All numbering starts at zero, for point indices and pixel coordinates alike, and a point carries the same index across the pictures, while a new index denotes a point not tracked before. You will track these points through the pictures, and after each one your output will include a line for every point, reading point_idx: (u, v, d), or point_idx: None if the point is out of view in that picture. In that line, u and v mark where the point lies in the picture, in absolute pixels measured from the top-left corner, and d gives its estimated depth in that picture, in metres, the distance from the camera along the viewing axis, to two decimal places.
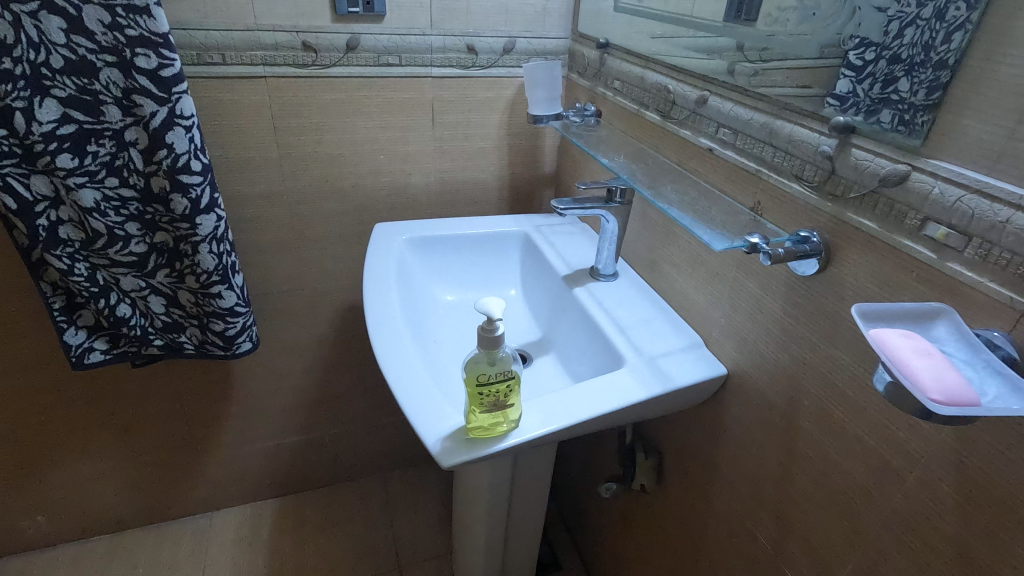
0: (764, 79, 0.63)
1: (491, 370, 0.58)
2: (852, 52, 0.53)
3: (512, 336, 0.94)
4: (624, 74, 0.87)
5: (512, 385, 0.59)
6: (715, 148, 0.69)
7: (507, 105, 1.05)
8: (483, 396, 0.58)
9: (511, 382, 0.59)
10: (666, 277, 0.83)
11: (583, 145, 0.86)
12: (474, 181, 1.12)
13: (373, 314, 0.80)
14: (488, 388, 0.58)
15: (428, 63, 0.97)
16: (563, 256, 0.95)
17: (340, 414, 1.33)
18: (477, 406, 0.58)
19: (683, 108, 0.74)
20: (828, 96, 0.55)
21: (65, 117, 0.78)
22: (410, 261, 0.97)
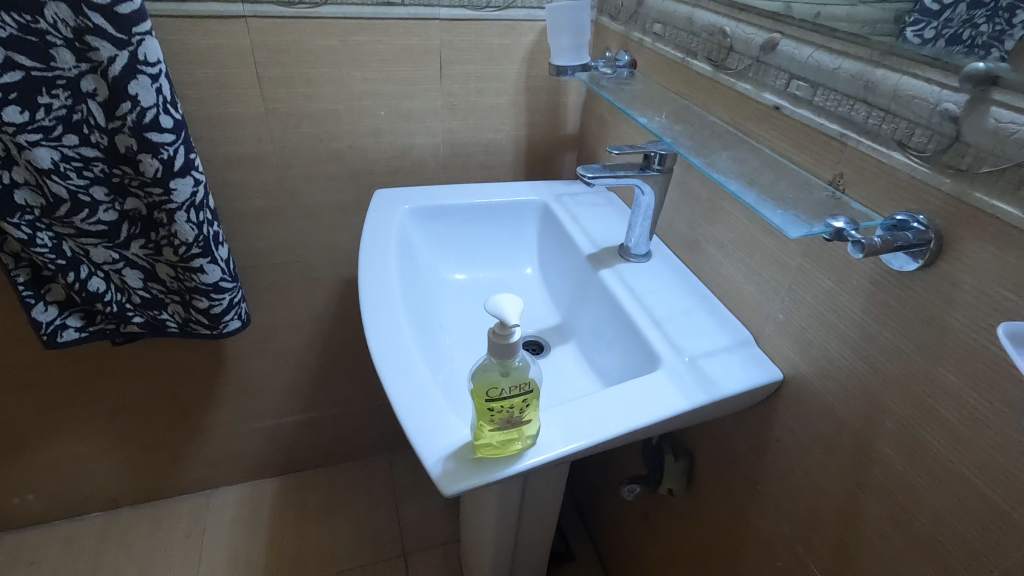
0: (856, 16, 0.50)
1: (506, 384, 0.47)
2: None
3: (527, 322, 0.83)
4: (666, 15, 0.72)
5: (530, 399, 0.48)
6: (784, 106, 0.55)
7: (527, 54, 0.92)
8: (496, 414, 0.47)
9: (529, 396, 0.48)
10: (708, 260, 0.71)
11: (615, 101, 0.72)
12: (487, 143, 0.99)
13: (369, 298, 0.69)
14: (501, 406, 0.47)
15: (436, 3, 0.84)
16: (588, 231, 0.83)
17: (342, 393, 1.25)
18: (487, 425, 0.48)
19: (742, 56, 0.60)
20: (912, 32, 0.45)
21: (9, 62, 0.67)
22: (414, 234, 0.86)
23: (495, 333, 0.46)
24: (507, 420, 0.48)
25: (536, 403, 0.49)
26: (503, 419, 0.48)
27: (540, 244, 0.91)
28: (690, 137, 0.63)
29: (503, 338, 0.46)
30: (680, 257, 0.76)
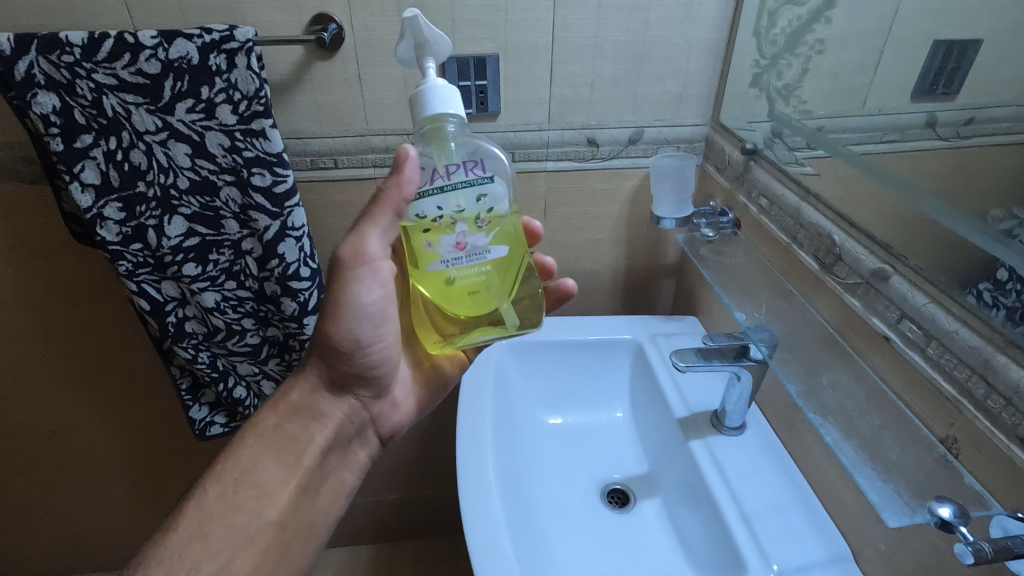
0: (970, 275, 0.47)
1: (444, 213, 0.48)
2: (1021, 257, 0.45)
3: (613, 469, 0.84)
4: (772, 193, 0.72)
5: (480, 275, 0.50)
6: (894, 341, 0.53)
7: (629, 197, 0.93)
8: (433, 227, 0.48)
9: (484, 212, 0.49)
10: (807, 448, 0.69)
11: (716, 284, 0.74)
12: (586, 272, 1.02)
13: (464, 451, 0.74)
14: (444, 212, 0.48)
15: (544, 158, 0.88)
16: (680, 386, 0.83)
17: (437, 480, 1.30)
18: (429, 256, 0.49)
19: (851, 270, 0.58)
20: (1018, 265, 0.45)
21: (190, 231, 0.80)
22: (509, 370, 0.91)
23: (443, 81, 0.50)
24: (451, 245, 0.49)
25: (497, 218, 0.49)
26: (442, 251, 0.49)
27: (631, 386, 0.92)
28: (793, 347, 0.63)
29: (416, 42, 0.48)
30: (779, 434, 0.74)
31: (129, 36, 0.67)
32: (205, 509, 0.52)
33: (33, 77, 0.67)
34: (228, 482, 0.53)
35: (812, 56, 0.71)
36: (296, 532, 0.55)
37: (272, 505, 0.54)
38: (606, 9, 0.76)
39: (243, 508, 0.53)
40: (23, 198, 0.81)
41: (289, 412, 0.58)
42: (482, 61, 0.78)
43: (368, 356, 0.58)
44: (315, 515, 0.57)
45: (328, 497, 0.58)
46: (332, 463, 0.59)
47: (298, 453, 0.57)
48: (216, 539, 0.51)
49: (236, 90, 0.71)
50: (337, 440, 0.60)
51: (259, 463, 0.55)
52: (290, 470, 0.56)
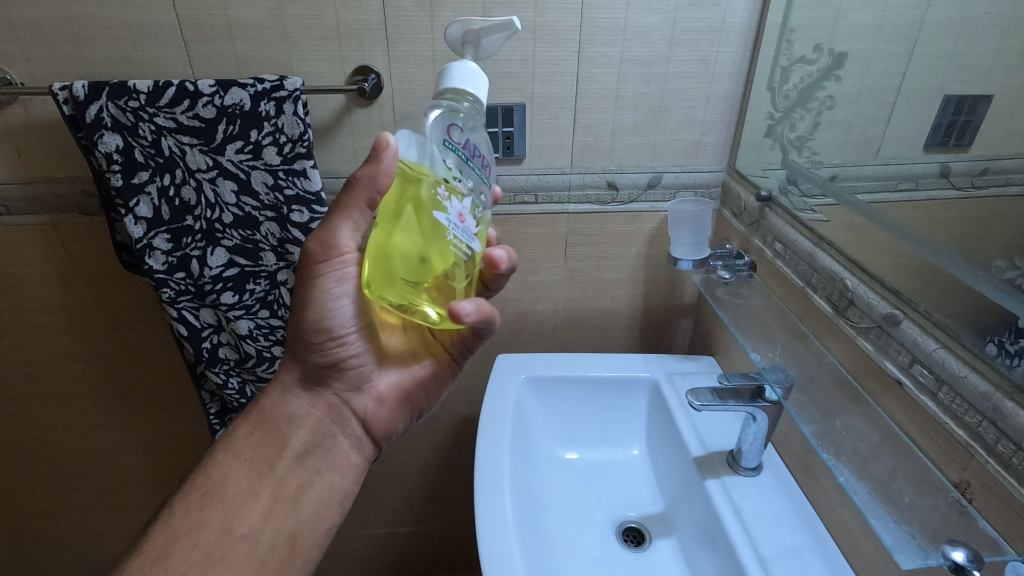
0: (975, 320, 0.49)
1: (462, 177, 0.46)
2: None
3: (630, 507, 0.85)
4: (787, 238, 0.74)
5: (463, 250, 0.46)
6: (907, 384, 0.54)
7: (647, 238, 0.97)
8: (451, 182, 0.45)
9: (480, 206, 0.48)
10: (824, 491, 0.69)
11: (732, 325, 0.76)
12: (604, 309, 1.04)
13: (483, 483, 0.76)
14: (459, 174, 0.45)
15: (565, 199, 0.92)
16: (696, 425, 0.84)
17: (450, 514, 1.30)
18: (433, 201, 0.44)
19: (864, 314, 0.60)
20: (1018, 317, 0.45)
21: (230, 262, 0.85)
22: (528, 404, 0.93)
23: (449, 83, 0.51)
24: (457, 211, 0.45)
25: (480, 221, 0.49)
26: (450, 208, 0.44)
27: (647, 424, 0.93)
28: (807, 389, 0.64)
29: (474, 25, 0.49)
30: (796, 476, 0.75)
31: (190, 84, 0.74)
32: (173, 528, 0.51)
33: (101, 119, 0.73)
34: (196, 499, 0.53)
35: (824, 111, 0.72)
36: (274, 542, 0.53)
37: (241, 518, 0.53)
38: (627, 65, 0.81)
39: (210, 523, 0.52)
40: (83, 229, 0.87)
41: (261, 419, 0.59)
42: (510, 110, 0.83)
43: (335, 351, 0.57)
44: (294, 523, 0.55)
45: (306, 504, 0.56)
46: (313, 468, 0.58)
47: (268, 458, 0.56)
48: (177, 560, 0.50)
49: (282, 133, 0.77)
50: (314, 442, 0.58)
51: (228, 474, 0.55)
52: (261, 478, 0.55)
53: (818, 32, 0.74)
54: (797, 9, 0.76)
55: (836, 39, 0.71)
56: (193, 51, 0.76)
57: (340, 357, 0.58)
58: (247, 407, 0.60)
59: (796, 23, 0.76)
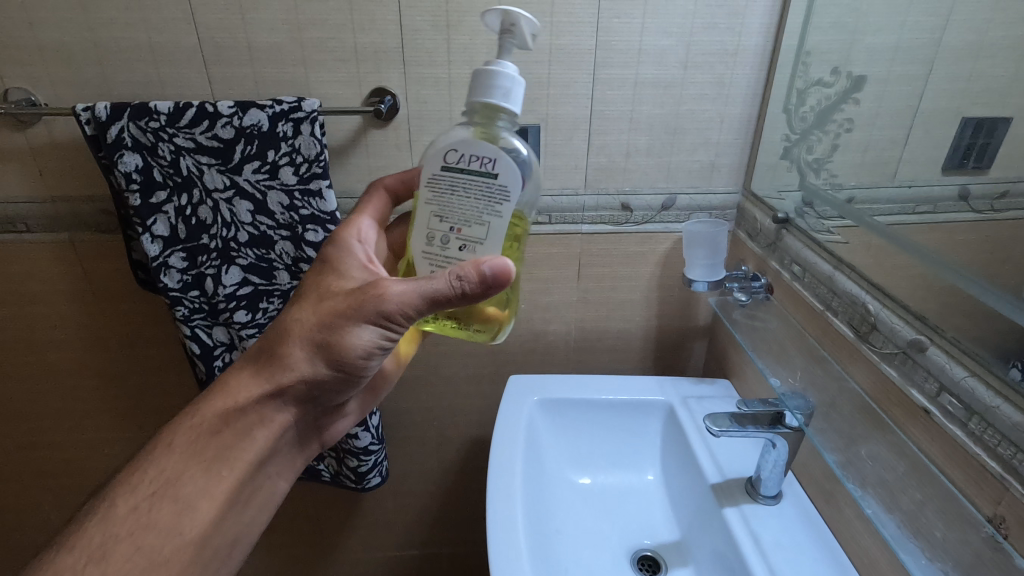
0: (1000, 346, 0.48)
1: None
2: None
3: (645, 535, 0.82)
4: (805, 261, 0.73)
5: None
6: (934, 413, 0.52)
7: (661, 259, 0.96)
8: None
9: None
10: (847, 522, 0.67)
11: (750, 348, 0.76)
12: (617, 330, 1.03)
13: (496, 507, 0.75)
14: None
15: (579, 220, 0.92)
16: (713, 451, 0.82)
17: (459, 537, 1.28)
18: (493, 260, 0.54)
19: (887, 340, 0.59)
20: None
21: (244, 280, 0.85)
22: (540, 427, 0.92)
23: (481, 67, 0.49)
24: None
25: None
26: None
27: (662, 448, 0.91)
28: (829, 416, 0.63)
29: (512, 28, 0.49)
30: (817, 505, 0.72)
31: (209, 106, 0.75)
32: (118, 524, 0.50)
33: (122, 140, 0.74)
34: (146, 494, 0.52)
35: (842, 133, 0.71)
36: (211, 545, 0.54)
37: (193, 520, 0.53)
38: (641, 86, 0.82)
39: (159, 522, 0.51)
40: (100, 246, 0.88)
41: (231, 418, 0.57)
42: (524, 131, 0.84)
43: (333, 378, 0.59)
44: (232, 525, 0.57)
45: (246, 509, 0.58)
46: (263, 471, 0.60)
47: (229, 463, 0.56)
48: (119, 561, 0.49)
49: (298, 154, 0.78)
50: (273, 446, 0.60)
51: (186, 472, 0.54)
52: (219, 480, 0.55)
53: (835, 54, 0.74)
54: (813, 33, 0.76)
55: (854, 62, 0.71)
56: (213, 72, 0.77)
57: (337, 381, 0.60)
58: (207, 400, 0.58)
59: (812, 47, 0.77)
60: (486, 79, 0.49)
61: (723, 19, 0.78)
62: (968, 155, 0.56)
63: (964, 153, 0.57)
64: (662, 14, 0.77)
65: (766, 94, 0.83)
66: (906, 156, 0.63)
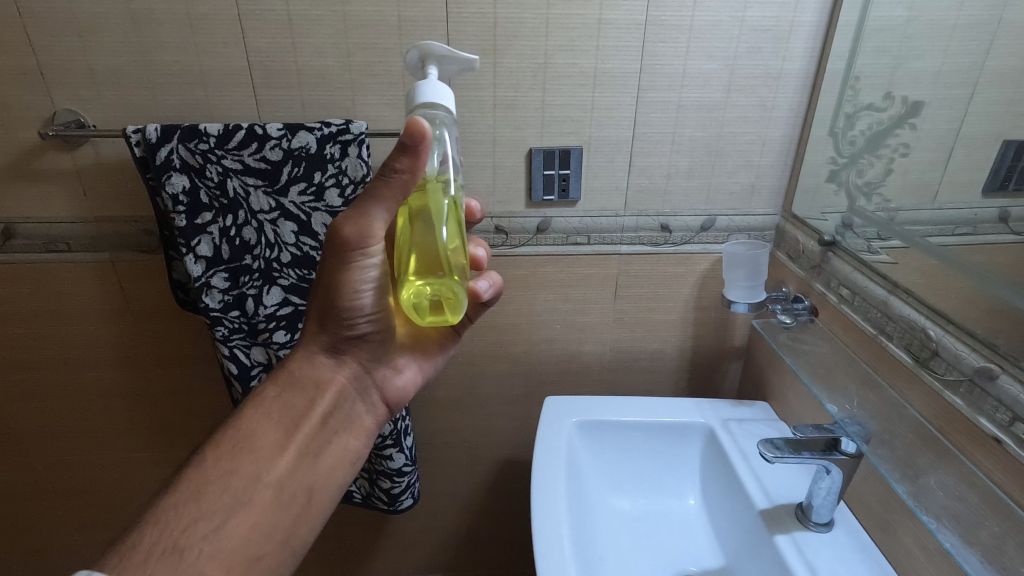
0: None
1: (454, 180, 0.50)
2: None
3: (690, 561, 0.81)
4: (854, 284, 0.73)
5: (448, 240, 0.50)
6: (1006, 441, 0.52)
7: (699, 279, 0.95)
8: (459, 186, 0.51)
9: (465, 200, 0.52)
10: (905, 551, 0.65)
11: (801, 374, 0.76)
12: (653, 351, 1.02)
13: (542, 532, 0.73)
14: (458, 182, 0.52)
15: (618, 241, 0.92)
16: (759, 476, 0.81)
17: (485, 560, 1.25)
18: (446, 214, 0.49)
19: (951, 367, 0.58)
20: None
21: (285, 301, 0.84)
22: (579, 449, 0.91)
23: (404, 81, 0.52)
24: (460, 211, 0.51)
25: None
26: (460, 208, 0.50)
27: (702, 472, 0.90)
28: (887, 443, 0.63)
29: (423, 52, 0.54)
30: (872, 534, 0.71)
31: (258, 128, 0.75)
32: (206, 473, 0.52)
33: (171, 161, 0.74)
34: (227, 449, 0.54)
35: (897, 157, 0.70)
36: (294, 496, 0.55)
37: (270, 469, 0.54)
38: (685, 109, 0.82)
39: (241, 471, 0.53)
40: (139, 266, 0.88)
41: (289, 384, 0.59)
42: (567, 153, 0.84)
43: (357, 327, 0.59)
44: (317, 481, 0.56)
45: (329, 461, 0.58)
46: (337, 426, 0.60)
47: (297, 418, 0.57)
48: (212, 500, 0.50)
49: (345, 175, 0.78)
50: (339, 405, 0.60)
51: (258, 427, 0.56)
52: (288, 435, 0.56)
53: (886, 79, 0.72)
54: (861, 57, 0.76)
55: (906, 85, 0.69)
56: (261, 95, 0.78)
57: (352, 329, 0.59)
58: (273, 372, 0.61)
59: (860, 71, 0.76)
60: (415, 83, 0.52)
61: (768, 43, 0.78)
62: (1008, 179, 0.56)
63: (1004, 177, 0.57)
64: (708, 37, 0.78)
65: (809, 118, 0.83)
66: (948, 179, 0.63)
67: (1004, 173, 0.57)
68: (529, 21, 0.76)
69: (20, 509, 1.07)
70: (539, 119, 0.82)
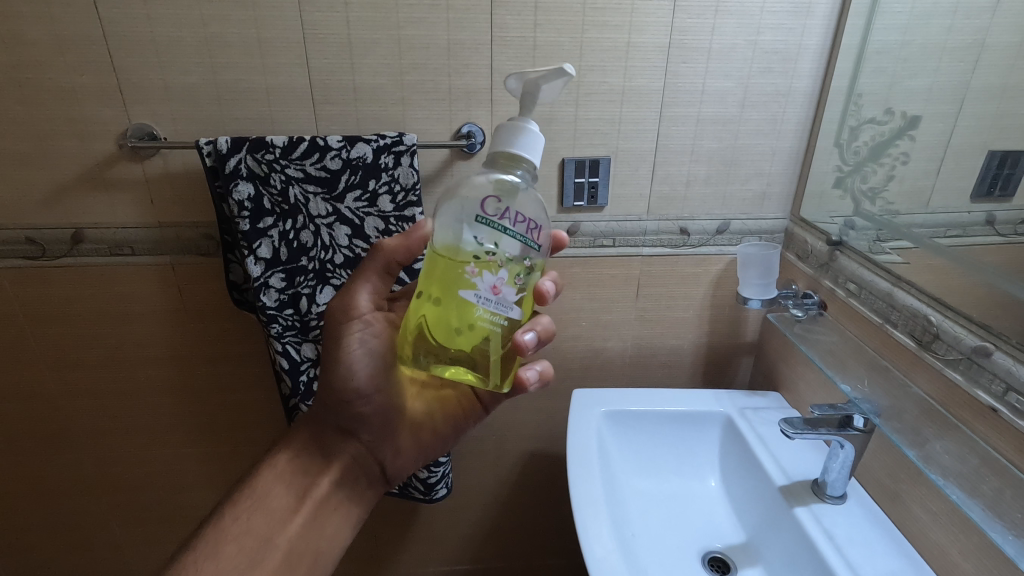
0: None
1: (497, 252, 0.49)
2: None
3: (715, 538, 0.88)
4: (860, 279, 0.81)
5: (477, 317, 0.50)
6: (1002, 410, 0.60)
7: (714, 279, 1.03)
8: (484, 258, 0.49)
9: (525, 271, 0.50)
10: (914, 518, 0.72)
11: (812, 357, 0.82)
12: (671, 346, 1.10)
13: (581, 510, 0.80)
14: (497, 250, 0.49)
15: (640, 243, 0.99)
16: (776, 457, 0.88)
17: (510, 551, 1.31)
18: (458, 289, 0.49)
19: (951, 348, 0.66)
20: None
21: None
22: (607, 436, 0.97)
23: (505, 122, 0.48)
24: (489, 285, 0.49)
25: (532, 282, 0.51)
26: (480, 284, 0.49)
27: (722, 455, 0.97)
28: (897, 417, 0.69)
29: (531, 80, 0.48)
30: (882, 506, 0.78)
31: (320, 140, 0.83)
32: (225, 532, 0.58)
33: (238, 171, 0.80)
34: (243, 507, 0.60)
35: (897, 165, 0.78)
36: (305, 552, 0.60)
37: (281, 531, 0.60)
38: (703, 123, 0.90)
39: (255, 531, 0.59)
40: (198, 270, 0.94)
41: (300, 449, 0.65)
42: (596, 162, 0.92)
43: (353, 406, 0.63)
44: (326, 542, 0.62)
45: (337, 524, 0.63)
46: (343, 496, 0.65)
47: (305, 483, 0.63)
48: (228, 558, 0.57)
49: (397, 183, 0.86)
50: (338, 479, 0.64)
51: (271, 491, 0.62)
52: (298, 498, 0.62)
53: (885, 96, 0.81)
54: (863, 76, 0.84)
55: (903, 102, 0.78)
56: (320, 110, 0.85)
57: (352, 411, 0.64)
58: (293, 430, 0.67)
59: (862, 89, 0.85)
60: (513, 132, 0.48)
61: (778, 64, 0.87)
62: (995, 184, 0.65)
63: (992, 182, 0.65)
64: (724, 59, 0.86)
65: (814, 131, 0.92)
66: (941, 185, 0.72)
67: (991, 180, 0.66)
68: (565, 44, 0.84)
69: (68, 507, 1.12)
70: (571, 132, 0.90)
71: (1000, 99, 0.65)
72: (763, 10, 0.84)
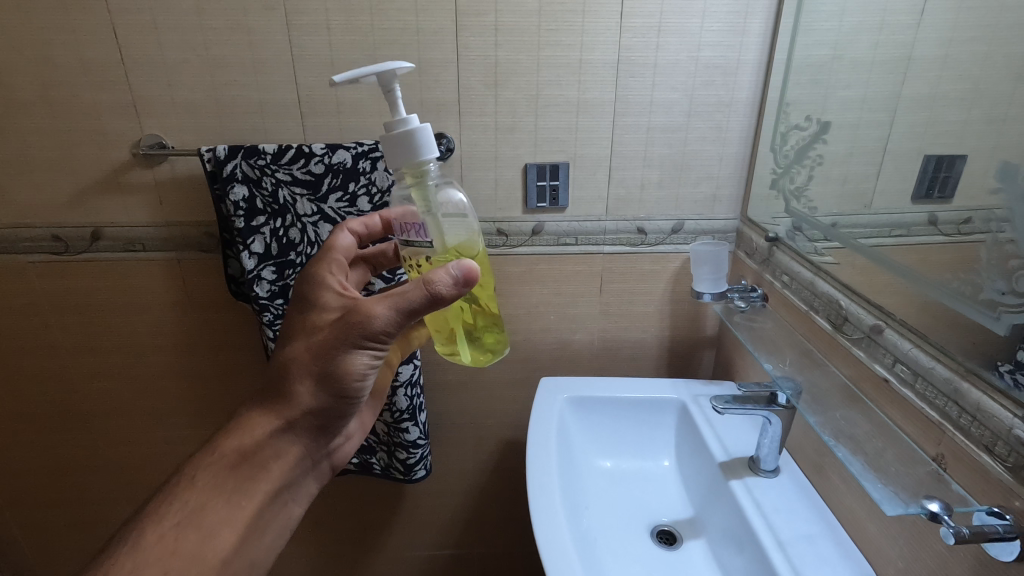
0: (931, 321, 0.63)
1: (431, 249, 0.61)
2: (988, 292, 0.56)
3: (664, 513, 0.95)
4: (791, 271, 0.89)
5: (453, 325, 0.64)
6: (892, 381, 0.67)
7: (672, 275, 1.11)
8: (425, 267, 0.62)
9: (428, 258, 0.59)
10: (834, 487, 0.79)
11: (746, 343, 0.90)
12: (634, 339, 1.17)
13: (536, 482, 0.88)
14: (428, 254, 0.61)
15: (601, 242, 1.08)
16: (721, 438, 0.94)
17: (490, 535, 1.38)
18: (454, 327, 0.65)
19: (856, 329, 0.73)
20: (994, 302, 0.55)
21: None
22: (569, 419, 1.05)
23: (396, 130, 0.54)
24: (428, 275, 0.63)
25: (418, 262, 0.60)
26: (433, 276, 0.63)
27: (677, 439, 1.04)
28: (816, 394, 0.75)
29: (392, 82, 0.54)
30: (810, 478, 0.85)
31: (306, 148, 0.94)
32: (146, 551, 0.54)
33: (234, 174, 0.91)
34: (171, 525, 0.56)
35: (816, 167, 0.86)
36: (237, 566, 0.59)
37: (213, 546, 0.57)
38: (653, 131, 0.99)
39: (183, 550, 0.55)
40: (200, 264, 1.05)
41: (244, 455, 0.63)
42: (556, 167, 1.01)
43: (343, 405, 0.65)
44: (257, 552, 0.62)
45: (271, 536, 0.64)
46: (280, 499, 0.65)
47: (246, 494, 0.62)
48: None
49: (374, 185, 0.97)
50: (284, 480, 0.65)
51: (205, 504, 0.59)
52: (236, 512, 0.60)
53: (808, 105, 0.89)
54: (791, 88, 0.92)
55: (824, 110, 0.85)
56: (307, 122, 0.96)
57: (337, 409, 0.65)
58: (235, 431, 0.64)
59: (790, 99, 0.92)
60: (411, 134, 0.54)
61: (720, 77, 0.96)
62: (933, 187, 0.65)
63: (930, 184, 0.65)
64: (669, 73, 0.95)
65: (756, 138, 1.00)
66: (881, 185, 0.73)
67: (929, 182, 0.65)
68: (523, 62, 0.94)
69: (84, 482, 1.23)
70: (532, 140, 0.99)
71: (931, 107, 0.67)
72: (703, 28, 0.93)
